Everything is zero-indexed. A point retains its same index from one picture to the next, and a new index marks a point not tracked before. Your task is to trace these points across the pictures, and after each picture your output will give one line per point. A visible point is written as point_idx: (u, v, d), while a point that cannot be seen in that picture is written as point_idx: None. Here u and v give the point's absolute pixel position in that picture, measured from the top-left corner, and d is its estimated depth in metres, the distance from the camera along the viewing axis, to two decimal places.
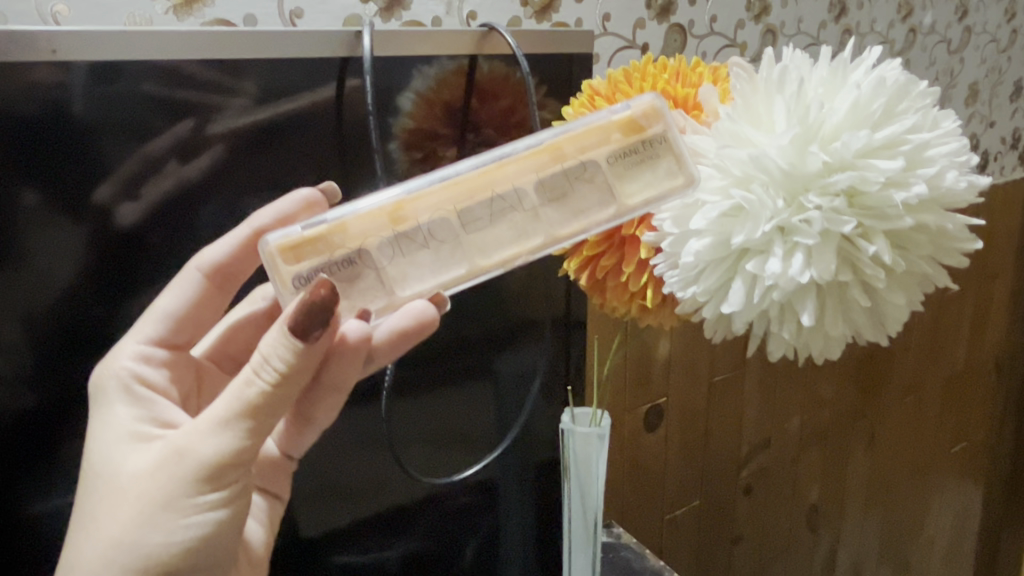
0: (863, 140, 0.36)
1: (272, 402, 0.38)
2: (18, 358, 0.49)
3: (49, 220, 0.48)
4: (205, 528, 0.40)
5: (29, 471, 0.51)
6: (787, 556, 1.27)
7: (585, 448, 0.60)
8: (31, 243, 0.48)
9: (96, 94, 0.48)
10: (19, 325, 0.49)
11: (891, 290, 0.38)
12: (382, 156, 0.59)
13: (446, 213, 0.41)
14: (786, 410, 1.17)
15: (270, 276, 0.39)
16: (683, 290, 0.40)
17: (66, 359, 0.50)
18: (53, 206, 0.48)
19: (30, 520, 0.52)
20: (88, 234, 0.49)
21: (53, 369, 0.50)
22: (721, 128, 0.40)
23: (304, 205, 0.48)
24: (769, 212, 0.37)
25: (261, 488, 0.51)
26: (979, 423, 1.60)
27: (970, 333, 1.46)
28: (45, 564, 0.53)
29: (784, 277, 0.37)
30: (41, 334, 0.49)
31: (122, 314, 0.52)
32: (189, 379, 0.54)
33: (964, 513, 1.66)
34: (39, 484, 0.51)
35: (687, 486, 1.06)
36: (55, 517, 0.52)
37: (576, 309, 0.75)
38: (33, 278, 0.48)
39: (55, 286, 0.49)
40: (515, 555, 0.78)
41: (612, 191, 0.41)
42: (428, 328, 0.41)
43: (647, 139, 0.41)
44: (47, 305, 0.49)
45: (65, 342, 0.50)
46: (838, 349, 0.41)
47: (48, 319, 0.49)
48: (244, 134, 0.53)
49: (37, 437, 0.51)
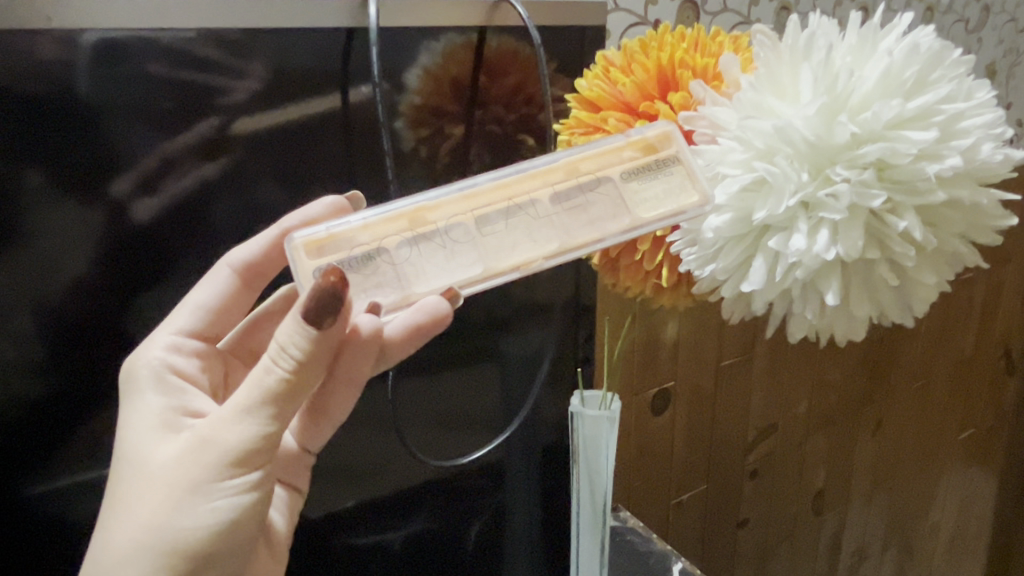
0: (895, 110, 0.34)
1: (293, 391, 0.37)
2: (30, 347, 0.48)
3: (59, 205, 0.47)
4: (233, 513, 0.40)
5: (43, 455, 0.50)
6: (790, 541, 1.26)
7: (594, 430, 0.59)
8: (39, 227, 0.47)
9: (103, 75, 0.46)
10: (32, 314, 0.48)
11: (918, 269, 0.36)
12: (389, 134, 0.57)
13: (464, 219, 0.40)
14: (793, 395, 1.16)
15: (292, 271, 0.39)
16: (701, 268, 0.39)
17: (79, 349, 0.49)
18: (63, 191, 0.47)
19: (43, 508, 0.51)
20: (99, 222, 0.48)
21: (65, 359, 0.49)
22: (743, 98, 0.38)
23: (333, 211, 0.47)
24: (793, 185, 0.36)
25: (283, 480, 0.50)
26: (987, 410, 1.59)
27: (980, 318, 1.44)
28: (59, 553, 0.52)
29: (808, 254, 0.35)
30: (54, 322, 0.48)
31: (136, 306, 0.51)
32: (219, 370, 0.53)
33: (970, 499, 1.65)
34: (48, 473, 0.50)
35: (692, 470, 1.05)
36: (67, 504, 0.51)
37: (585, 292, 0.74)
38: (45, 265, 0.47)
39: (67, 275, 0.48)
40: (522, 538, 0.78)
41: (625, 204, 0.41)
42: (443, 323, 0.39)
43: (661, 159, 0.41)
44: (59, 293, 0.48)
45: (79, 332, 0.49)
46: (863, 330, 0.39)
47: (60, 306, 0.48)
48: (253, 121, 0.52)
49: (50, 424, 0.49)
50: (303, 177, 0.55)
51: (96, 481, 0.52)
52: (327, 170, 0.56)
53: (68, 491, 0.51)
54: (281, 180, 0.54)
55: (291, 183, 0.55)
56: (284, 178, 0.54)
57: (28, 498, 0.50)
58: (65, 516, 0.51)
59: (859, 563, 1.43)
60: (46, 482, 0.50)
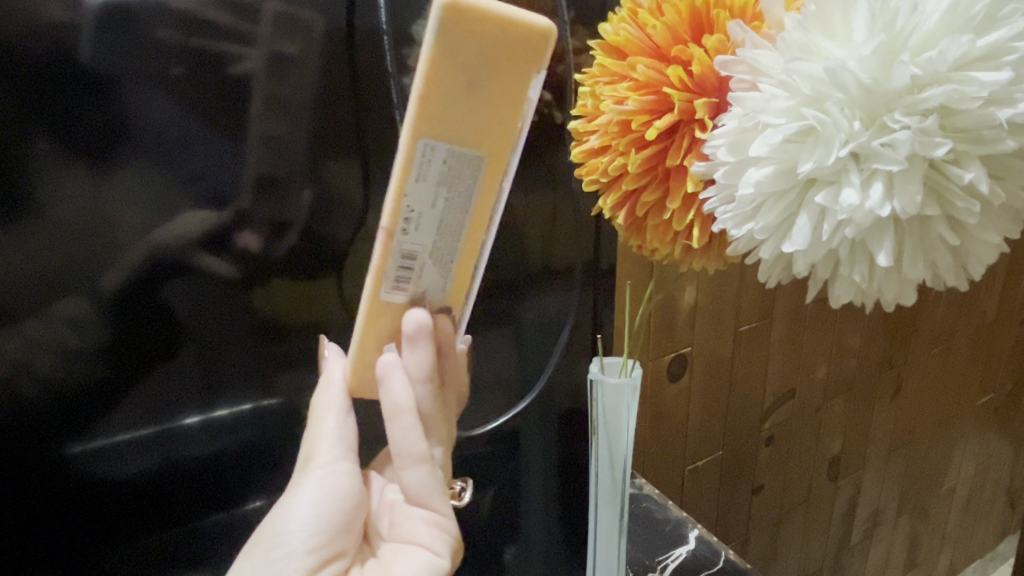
0: (964, 47, 0.31)
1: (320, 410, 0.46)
2: (73, 335, 0.46)
3: (69, 180, 0.44)
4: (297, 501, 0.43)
5: (74, 429, 0.47)
6: (806, 505, 1.24)
7: (614, 397, 0.55)
8: (51, 205, 0.44)
9: (110, 40, 0.43)
10: (80, 301, 0.46)
11: (980, 225, 0.34)
12: (398, 90, 0.54)
13: None
14: (812, 359, 1.13)
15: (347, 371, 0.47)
16: (738, 228, 0.36)
17: (114, 338, 0.47)
18: (75, 166, 0.44)
19: (71, 476, 0.48)
20: (115, 196, 0.45)
21: (99, 348, 0.47)
22: (789, 38, 0.35)
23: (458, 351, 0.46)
24: (844, 135, 0.33)
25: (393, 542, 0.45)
26: (1007, 374, 1.56)
27: (1003, 280, 1.42)
28: (82, 524, 0.49)
29: (860, 211, 0.33)
30: (95, 314, 0.46)
31: (168, 293, 0.49)
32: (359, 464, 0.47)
33: (986, 464, 1.63)
34: (64, 451, 0.48)
35: (709, 435, 1.02)
36: (93, 470, 0.49)
37: (605, 253, 0.71)
38: (70, 248, 0.45)
39: (103, 267, 0.46)
40: (537, 506, 0.76)
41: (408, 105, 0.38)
42: (428, 335, 0.42)
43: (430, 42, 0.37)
44: (103, 277, 0.46)
45: (114, 321, 0.47)
46: (912, 293, 0.37)
47: (102, 288, 0.46)
48: (262, 89, 0.49)
49: (82, 407, 0.47)
50: (313, 139, 0.52)
51: (120, 451, 0.50)
52: (337, 131, 0.53)
53: (89, 465, 0.49)
54: (296, 146, 0.51)
55: (302, 145, 0.51)
56: (295, 144, 0.51)
57: (47, 474, 0.47)
58: (88, 492, 0.49)
59: (874, 527, 1.41)
60: (65, 459, 0.48)
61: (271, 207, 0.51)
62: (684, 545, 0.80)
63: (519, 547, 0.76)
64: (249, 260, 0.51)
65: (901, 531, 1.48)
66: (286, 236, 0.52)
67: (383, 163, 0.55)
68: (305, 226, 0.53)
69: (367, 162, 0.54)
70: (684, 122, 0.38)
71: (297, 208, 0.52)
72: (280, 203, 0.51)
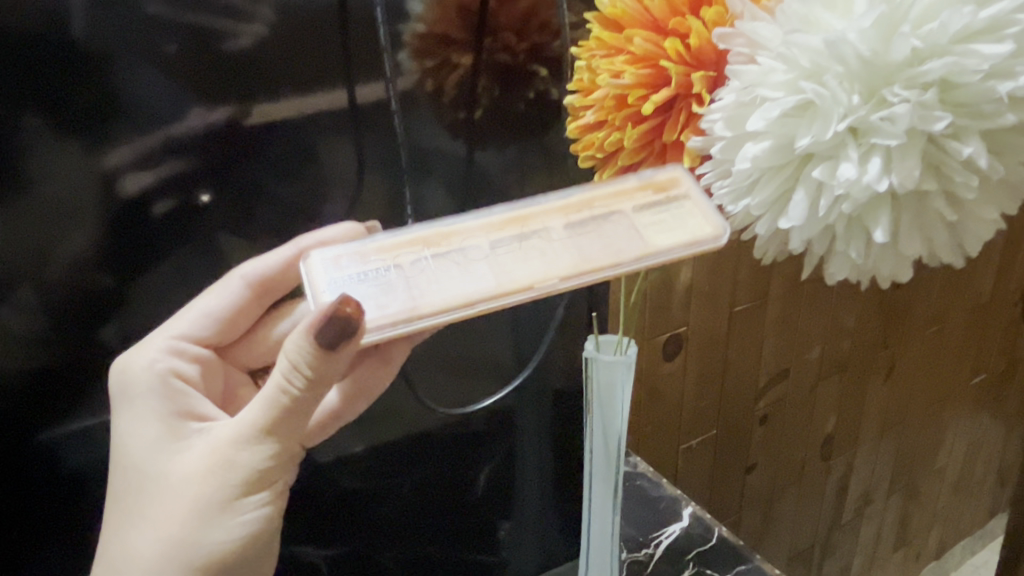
0: (965, 19, 0.31)
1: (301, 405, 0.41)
2: (27, 319, 0.46)
3: (61, 155, 0.44)
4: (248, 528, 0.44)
5: (57, 410, 0.49)
6: (799, 482, 1.25)
7: (608, 376, 0.55)
8: (41, 181, 0.44)
9: (100, 16, 0.43)
10: (38, 287, 0.46)
11: (978, 202, 0.34)
12: (392, 66, 0.53)
13: (481, 240, 0.41)
14: (807, 338, 1.14)
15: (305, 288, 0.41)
16: (733, 203, 0.36)
17: (85, 319, 0.48)
18: (65, 143, 0.44)
19: (56, 452, 0.50)
20: (105, 171, 0.46)
21: (69, 328, 0.48)
22: (789, 10, 0.34)
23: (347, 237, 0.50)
24: (843, 108, 0.33)
25: None
26: (1001, 354, 1.57)
27: (998, 260, 1.42)
28: (73, 497, 0.52)
29: (857, 185, 0.33)
30: (40, 303, 0.46)
31: (146, 274, 0.49)
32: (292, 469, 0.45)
33: (979, 443, 1.65)
34: (47, 433, 0.49)
35: (704, 414, 1.03)
36: (77, 449, 0.51)
37: None
38: (42, 229, 0.45)
39: (83, 245, 0.47)
40: (533, 484, 0.76)
41: (639, 235, 0.40)
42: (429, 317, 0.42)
43: (671, 199, 0.40)
44: (66, 260, 0.46)
45: (86, 302, 0.48)
46: (908, 269, 0.36)
47: (64, 271, 0.47)
48: (257, 65, 0.48)
49: (59, 385, 0.49)
50: (307, 117, 0.51)
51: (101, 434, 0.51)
52: (329, 107, 0.52)
53: (70, 445, 0.50)
54: (286, 122, 0.50)
55: (293, 121, 0.51)
56: (284, 122, 0.50)
57: (30, 454, 0.49)
58: (73, 470, 0.51)
59: (865, 505, 1.42)
60: (44, 439, 0.49)
61: (265, 183, 0.51)
62: (678, 522, 0.80)
63: (514, 524, 0.76)
64: (239, 237, 0.52)
65: (893, 509, 1.50)
66: (276, 214, 0.52)
67: (377, 141, 0.54)
68: (297, 203, 0.53)
69: (360, 140, 0.54)
70: (680, 97, 0.38)
71: (285, 185, 0.52)
72: (270, 180, 0.51)
